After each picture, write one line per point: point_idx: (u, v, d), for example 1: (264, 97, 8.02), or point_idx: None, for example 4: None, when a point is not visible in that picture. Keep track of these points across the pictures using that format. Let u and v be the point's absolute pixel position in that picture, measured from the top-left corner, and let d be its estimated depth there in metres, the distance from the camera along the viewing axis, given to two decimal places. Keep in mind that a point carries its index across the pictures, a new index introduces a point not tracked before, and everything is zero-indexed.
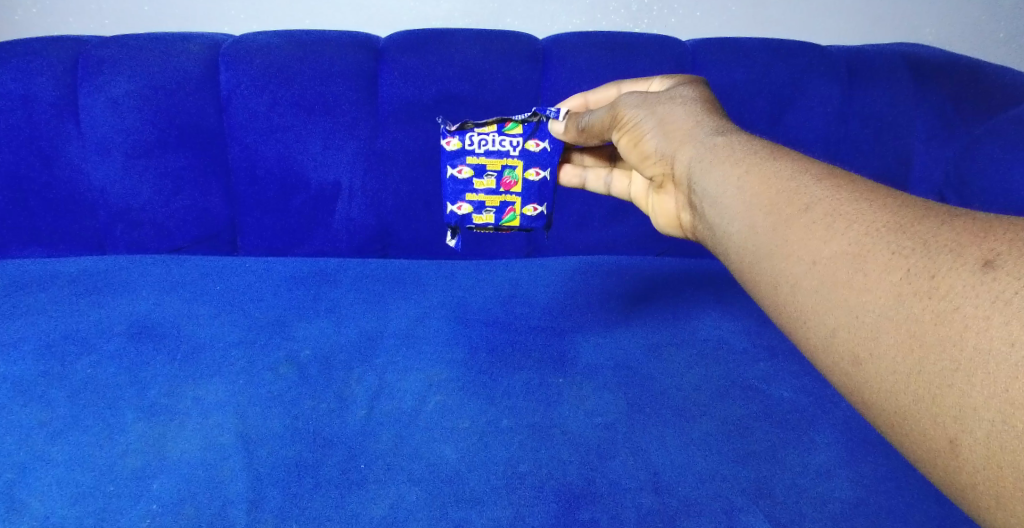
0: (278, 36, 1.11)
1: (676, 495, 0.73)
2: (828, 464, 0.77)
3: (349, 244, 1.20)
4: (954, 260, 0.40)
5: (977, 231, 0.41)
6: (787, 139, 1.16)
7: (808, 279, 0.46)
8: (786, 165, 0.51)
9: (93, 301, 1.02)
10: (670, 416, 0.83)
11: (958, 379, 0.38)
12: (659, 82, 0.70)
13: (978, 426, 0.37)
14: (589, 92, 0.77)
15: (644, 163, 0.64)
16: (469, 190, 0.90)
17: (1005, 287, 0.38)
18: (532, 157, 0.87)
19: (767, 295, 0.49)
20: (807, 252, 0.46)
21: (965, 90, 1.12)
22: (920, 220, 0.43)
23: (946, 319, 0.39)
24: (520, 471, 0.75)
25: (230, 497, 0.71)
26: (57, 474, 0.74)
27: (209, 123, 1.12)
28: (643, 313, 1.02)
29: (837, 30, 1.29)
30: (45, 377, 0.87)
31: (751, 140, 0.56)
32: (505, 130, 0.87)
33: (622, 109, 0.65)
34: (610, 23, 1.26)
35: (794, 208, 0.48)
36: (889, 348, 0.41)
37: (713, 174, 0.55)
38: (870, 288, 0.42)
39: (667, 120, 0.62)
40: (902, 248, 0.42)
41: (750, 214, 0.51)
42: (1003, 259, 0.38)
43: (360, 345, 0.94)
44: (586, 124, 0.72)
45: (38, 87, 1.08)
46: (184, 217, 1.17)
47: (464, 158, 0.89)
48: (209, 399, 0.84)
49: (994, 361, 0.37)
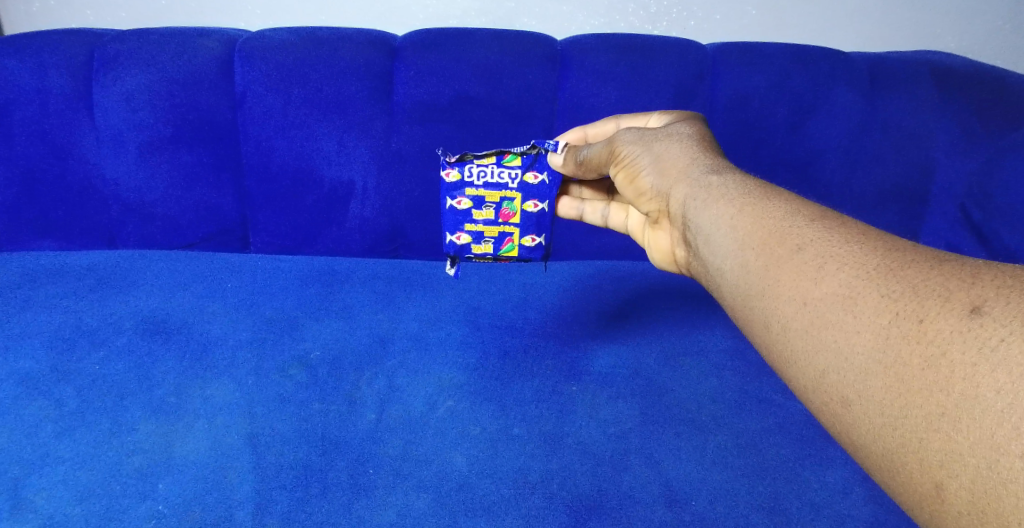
0: (294, 33, 1.12)
1: (689, 509, 0.73)
2: (844, 482, 0.78)
3: (361, 244, 1.21)
4: (942, 305, 0.40)
5: (964, 276, 0.41)
6: (805, 147, 1.16)
7: (799, 320, 0.46)
8: (779, 205, 0.52)
9: (105, 297, 1.03)
10: (684, 426, 0.84)
11: (944, 423, 0.38)
12: (657, 118, 0.70)
13: (963, 471, 0.37)
14: (588, 125, 0.77)
15: (639, 199, 0.65)
16: (468, 221, 0.89)
17: (991, 334, 0.38)
18: (530, 190, 0.86)
19: (759, 335, 0.49)
20: (798, 292, 0.46)
21: (990, 102, 1.12)
22: (910, 264, 0.44)
23: (933, 363, 0.39)
24: (531, 480, 0.76)
25: (236, 500, 0.72)
26: (63, 471, 0.75)
27: (223, 119, 1.13)
28: (656, 322, 1.02)
29: (857, 36, 1.28)
30: (55, 372, 0.88)
31: (746, 179, 0.56)
32: (505, 161, 0.87)
33: (619, 145, 0.66)
34: (628, 24, 1.26)
35: (785, 248, 0.48)
36: (877, 391, 0.41)
37: (707, 212, 0.55)
38: (859, 330, 0.43)
39: (661, 157, 0.62)
40: (891, 292, 0.43)
41: (743, 253, 0.51)
42: (989, 305, 0.39)
43: (371, 348, 0.94)
44: (585, 157, 0.72)
45: (53, 81, 1.10)
46: (196, 214, 1.18)
47: (462, 190, 0.87)
48: (218, 398, 0.85)
49: (980, 407, 0.37)
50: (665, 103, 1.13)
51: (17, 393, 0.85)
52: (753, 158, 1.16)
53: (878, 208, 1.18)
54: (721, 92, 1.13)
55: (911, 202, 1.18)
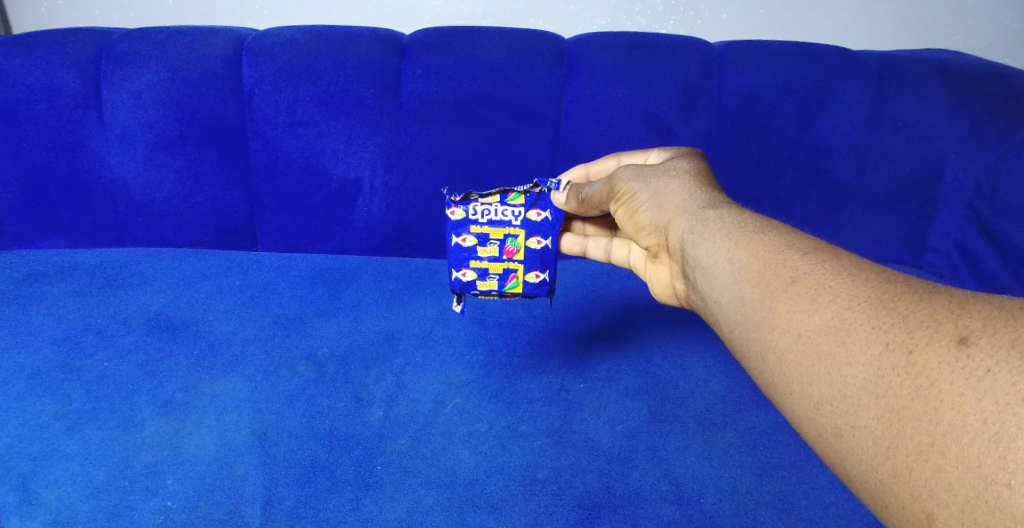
0: (301, 31, 1.13)
1: (697, 507, 0.72)
2: None
3: (369, 242, 1.21)
4: (931, 336, 0.41)
5: (953, 307, 0.42)
6: (813, 145, 1.15)
7: (794, 352, 0.46)
8: (774, 236, 0.53)
9: (114, 295, 1.04)
10: (690, 425, 0.83)
11: (934, 452, 0.39)
12: (655, 155, 0.72)
13: (953, 500, 0.37)
14: (591, 164, 0.80)
15: (639, 234, 0.66)
16: (474, 258, 0.84)
17: (977, 363, 0.38)
18: (534, 227, 0.84)
19: (757, 367, 0.50)
20: (792, 325, 0.47)
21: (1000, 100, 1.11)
22: (901, 294, 0.44)
23: (922, 394, 0.40)
24: (538, 477, 0.75)
25: (244, 496, 0.73)
26: (73, 467, 0.76)
27: (231, 118, 1.14)
28: (663, 321, 1.02)
29: (866, 35, 1.26)
30: (64, 370, 0.90)
31: (742, 211, 0.57)
32: (507, 201, 0.85)
33: (618, 183, 0.68)
34: (634, 24, 1.26)
35: (780, 280, 0.49)
36: (869, 422, 0.42)
37: (705, 246, 0.56)
38: (851, 362, 0.43)
39: (660, 192, 0.64)
40: (883, 323, 0.43)
41: (739, 285, 0.52)
42: (976, 335, 0.39)
43: (377, 346, 0.95)
44: (586, 195, 0.74)
45: (63, 80, 1.11)
46: (204, 212, 1.18)
47: (467, 227, 0.84)
48: (226, 395, 0.86)
49: (968, 436, 0.37)
50: (672, 101, 1.13)
51: (27, 390, 0.86)
52: (761, 156, 1.15)
53: (887, 206, 1.18)
54: (727, 90, 1.13)
55: (920, 200, 1.17)
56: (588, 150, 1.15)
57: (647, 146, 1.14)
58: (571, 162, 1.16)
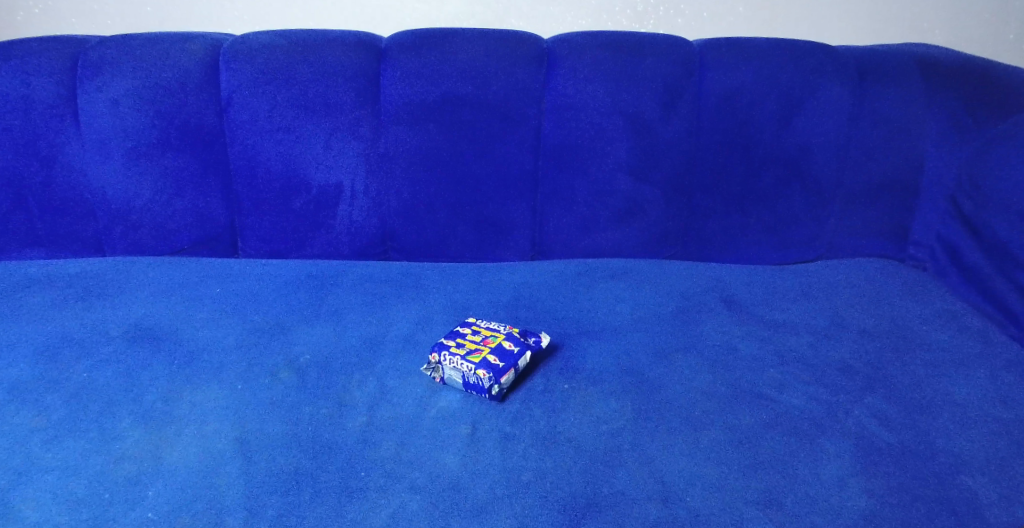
0: (280, 36, 1.11)
1: (683, 505, 0.71)
2: (841, 474, 0.75)
3: (350, 246, 1.19)
4: None
5: None
6: (795, 141, 1.14)
7: None
8: None
9: (93, 305, 1.02)
10: (678, 424, 0.82)
11: None
12: None
13: None
14: None
15: None
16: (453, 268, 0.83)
17: None
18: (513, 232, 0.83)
19: None
20: None
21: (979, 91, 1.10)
22: None
23: None
24: (524, 479, 0.74)
25: (227, 506, 0.71)
26: (52, 481, 0.73)
27: (208, 123, 1.12)
28: (650, 320, 1.01)
29: (847, 31, 1.26)
30: (42, 381, 0.87)
31: None
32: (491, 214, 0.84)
33: None
34: (615, 23, 1.25)
35: None
36: None
37: None
38: None
39: None
40: None
41: None
42: None
43: (361, 352, 0.93)
44: None
45: (38, 88, 1.09)
46: (183, 220, 1.16)
47: None
48: (207, 404, 0.84)
49: None
50: (653, 99, 1.12)
51: (4, 403, 0.83)
52: (744, 152, 1.15)
53: (869, 201, 1.17)
54: (708, 87, 1.13)
55: (904, 194, 1.16)
56: (569, 150, 1.14)
57: (630, 144, 1.14)
58: (554, 161, 1.15)
